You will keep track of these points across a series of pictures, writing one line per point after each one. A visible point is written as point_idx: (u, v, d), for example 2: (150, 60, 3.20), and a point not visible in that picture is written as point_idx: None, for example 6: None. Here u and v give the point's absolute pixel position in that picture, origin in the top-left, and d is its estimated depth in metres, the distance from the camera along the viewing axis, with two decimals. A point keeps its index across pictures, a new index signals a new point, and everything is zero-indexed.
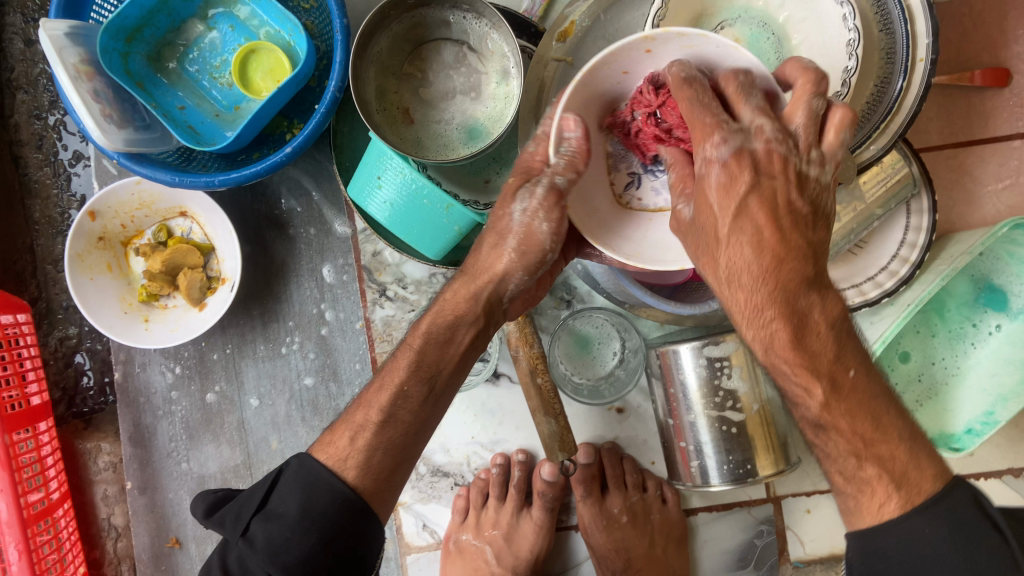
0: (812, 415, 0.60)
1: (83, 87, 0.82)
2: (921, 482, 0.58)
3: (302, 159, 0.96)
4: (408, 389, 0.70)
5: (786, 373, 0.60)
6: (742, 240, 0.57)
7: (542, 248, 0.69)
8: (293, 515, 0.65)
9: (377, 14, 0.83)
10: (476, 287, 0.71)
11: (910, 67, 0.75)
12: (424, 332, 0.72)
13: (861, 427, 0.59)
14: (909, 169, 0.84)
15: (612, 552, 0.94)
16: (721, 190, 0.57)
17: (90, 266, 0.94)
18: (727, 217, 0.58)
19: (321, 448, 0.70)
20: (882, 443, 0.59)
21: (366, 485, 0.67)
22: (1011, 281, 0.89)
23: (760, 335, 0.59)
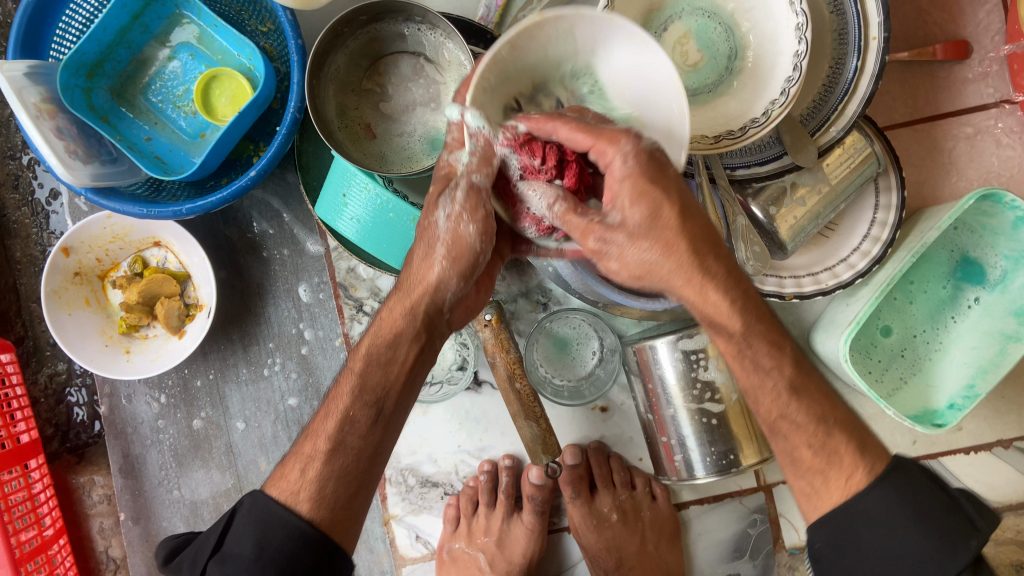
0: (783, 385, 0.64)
1: (45, 125, 0.83)
2: (878, 453, 0.64)
3: (273, 181, 0.97)
4: (354, 414, 0.68)
5: (759, 339, 0.64)
6: (693, 225, 0.60)
7: (472, 251, 0.65)
8: (248, 555, 0.63)
9: (329, 34, 0.84)
10: (413, 301, 0.68)
11: (864, 47, 0.75)
12: (366, 355, 0.69)
13: (821, 394, 0.65)
14: (872, 148, 0.83)
15: (603, 551, 0.95)
16: (649, 184, 0.58)
17: (67, 302, 0.95)
18: (671, 208, 0.59)
19: (274, 482, 0.68)
20: (839, 410, 0.65)
21: (322, 518, 0.65)
22: (987, 253, 0.88)
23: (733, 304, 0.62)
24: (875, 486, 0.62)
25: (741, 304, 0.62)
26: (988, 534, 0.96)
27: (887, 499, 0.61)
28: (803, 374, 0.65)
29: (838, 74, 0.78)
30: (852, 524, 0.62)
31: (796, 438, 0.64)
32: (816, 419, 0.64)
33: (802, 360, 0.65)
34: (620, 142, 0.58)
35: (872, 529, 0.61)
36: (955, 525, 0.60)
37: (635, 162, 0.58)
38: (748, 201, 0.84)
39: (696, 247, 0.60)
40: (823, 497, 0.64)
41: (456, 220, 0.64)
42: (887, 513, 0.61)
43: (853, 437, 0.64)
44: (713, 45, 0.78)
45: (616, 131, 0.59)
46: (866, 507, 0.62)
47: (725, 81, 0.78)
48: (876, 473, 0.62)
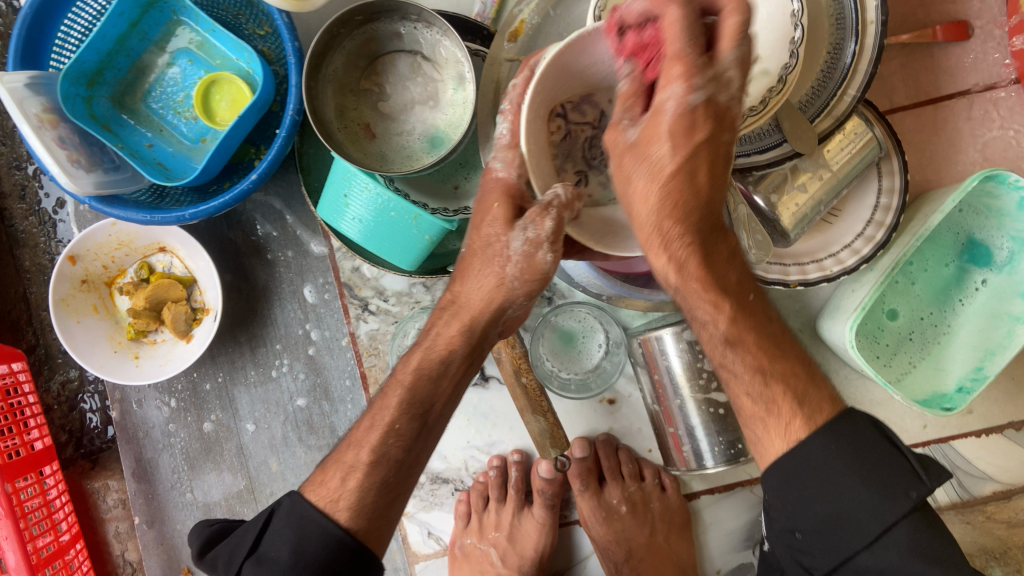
0: (721, 331, 0.65)
1: (48, 135, 0.83)
2: (821, 402, 0.65)
3: (275, 183, 0.97)
4: (399, 428, 0.68)
5: (694, 294, 0.63)
6: (677, 188, 0.57)
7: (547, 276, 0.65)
8: (286, 557, 0.65)
9: (326, 35, 0.84)
10: (471, 317, 0.68)
11: (861, 30, 0.75)
12: (416, 368, 0.69)
13: (760, 347, 0.65)
14: (872, 132, 0.83)
15: (613, 543, 0.95)
16: (671, 133, 0.55)
17: (76, 309, 0.96)
18: (675, 160, 0.56)
19: (312, 487, 0.69)
20: (784, 361, 0.65)
21: (359, 526, 0.67)
22: (993, 234, 0.88)
23: (673, 257, 0.61)
24: (816, 436, 0.63)
25: (686, 258, 0.61)
26: (996, 516, 0.96)
27: (825, 448, 0.62)
28: (741, 327, 0.64)
29: (836, 61, 0.77)
30: (795, 469, 0.63)
31: (739, 390, 0.66)
32: (752, 369, 0.65)
33: (741, 314, 0.64)
34: (685, 82, 0.54)
35: (813, 476, 0.62)
36: (898, 477, 0.61)
37: (673, 112, 0.55)
38: (748, 189, 0.84)
39: (661, 207, 0.58)
40: (767, 442, 0.65)
41: (534, 243, 0.62)
42: (832, 461, 0.62)
43: (792, 390, 0.65)
44: None
45: (693, 66, 0.53)
46: (805, 457, 0.63)
47: None
48: (815, 422, 0.63)
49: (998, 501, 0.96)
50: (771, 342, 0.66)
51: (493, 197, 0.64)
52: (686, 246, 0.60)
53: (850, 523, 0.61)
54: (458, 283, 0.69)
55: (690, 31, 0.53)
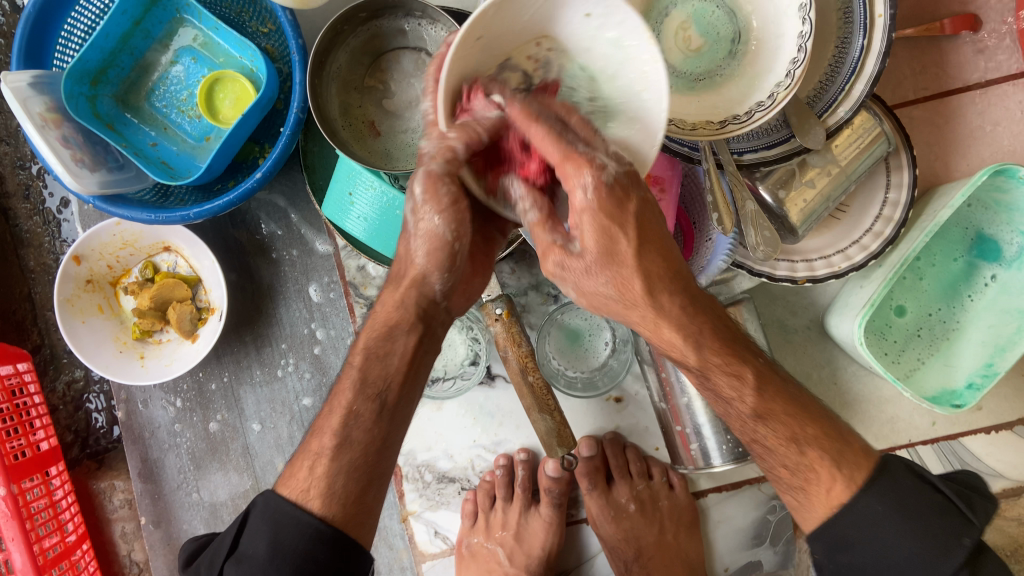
0: (750, 407, 0.66)
1: (51, 134, 0.83)
2: (857, 459, 0.66)
3: (279, 181, 0.97)
4: (356, 408, 0.69)
5: (716, 368, 0.65)
6: (651, 258, 0.60)
7: (446, 242, 0.67)
8: (262, 554, 0.64)
9: (329, 32, 0.83)
10: (403, 293, 0.70)
11: (869, 25, 0.73)
12: (363, 349, 0.71)
13: (788, 413, 0.66)
14: (881, 127, 0.82)
15: (622, 542, 0.95)
16: (607, 219, 0.58)
17: (81, 310, 0.95)
18: (630, 239, 0.59)
19: (285, 481, 0.69)
20: (813, 425, 0.66)
21: (336, 515, 0.66)
22: (1002, 229, 0.87)
23: (690, 334, 0.63)
24: (862, 495, 0.64)
25: (700, 332, 0.63)
26: (1008, 514, 0.96)
27: (874, 509, 0.63)
28: (768, 399, 0.66)
29: (844, 55, 0.76)
30: (842, 532, 0.64)
31: (776, 460, 0.67)
32: (787, 440, 0.66)
33: (764, 382, 0.66)
34: (590, 171, 0.57)
35: (864, 538, 0.64)
36: (947, 524, 0.62)
37: (598, 197, 0.57)
38: (755, 185, 0.84)
39: (651, 281, 0.60)
40: (809, 509, 0.66)
41: (435, 214, 0.65)
42: (880, 522, 0.63)
43: (828, 453, 0.65)
44: (714, 27, 0.78)
45: (586, 157, 0.57)
46: (854, 521, 0.64)
47: (730, 65, 0.77)
48: (856, 482, 0.64)
49: (1008, 499, 0.96)
50: (799, 406, 0.67)
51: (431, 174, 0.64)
52: (690, 316, 0.63)
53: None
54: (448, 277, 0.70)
55: (563, 138, 0.57)
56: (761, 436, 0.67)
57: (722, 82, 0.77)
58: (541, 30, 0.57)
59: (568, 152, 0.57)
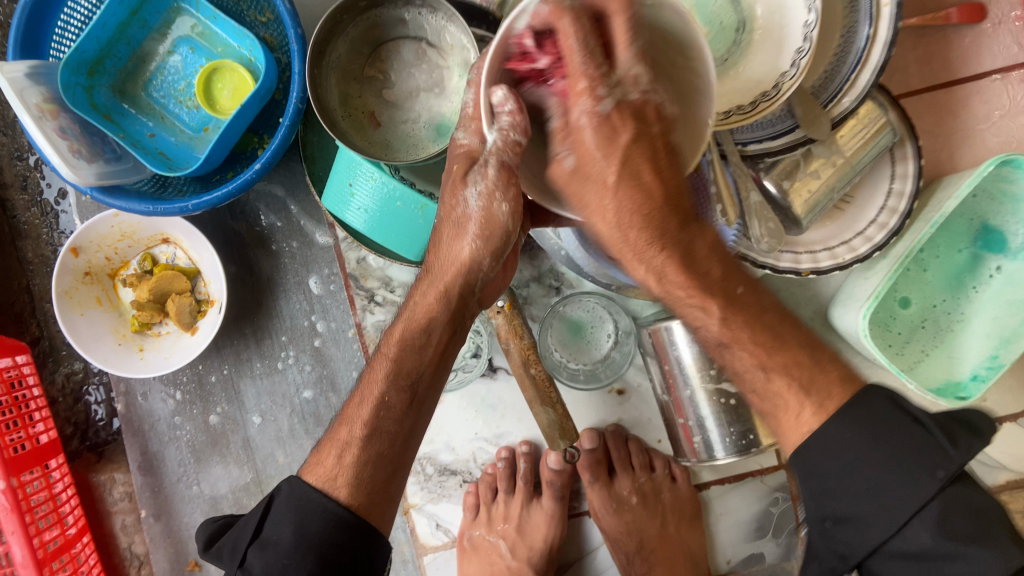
0: (714, 336, 0.61)
1: (48, 126, 0.82)
2: (830, 387, 0.58)
3: (278, 171, 0.96)
4: (389, 399, 0.68)
5: (679, 301, 0.60)
6: (627, 195, 0.57)
7: (505, 229, 0.64)
8: (288, 541, 0.64)
9: (328, 21, 0.82)
10: (445, 284, 0.67)
11: (875, 15, 0.73)
12: (399, 340, 0.69)
13: (763, 335, 0.59)
14: (886, 118, 0.81)
15: (624, 535, 0.94)
16: (598, 146, 0.56)
17: (79, 302, 0.95)
18: (612, 170, 0.56)
19: (309, 468, 0.68)
20: (785, 351, 0.59)
21: (359, 503, 0.65)
22: (1008, 220, 0.86)
23: (651, 268, 0.59)
24: (829, 422, 0.57)
25: (664, 265, 0.59)
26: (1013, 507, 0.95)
27: (840, 431, 0.56)
28: (735, 326, 0.60)
29: (849, 44, 0.75)
30: (813, 458, 0.58)
31: (746, 384, 0.62)
32: (754, 366, 0.60)
33: (732, 307, 0.60)
34: (590, 94, 0.55)
35: (841, 470, 0.56)
36: (924, 454, 0.54)
37: (591, 125, 0.55)
38: (760, 176, 0.83)
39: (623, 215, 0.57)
40: (784, 436, 0.60)
41: (489, 197, 0.61)
42: (850, 446, 0.56)
43: (797, 379, 0.59)
44: (717, 16, 0.77)
45: (591, 81, 0.55)
46: (820, 444, 0.57)
47: (733, 55, 0.76)
48: (825, 411, 0.57)
49: (1013, 491, 0.95)
50: (772, 333, 0.60)
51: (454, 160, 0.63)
52: (658, 251, 0.58)
53: (873, 501, 0.55)
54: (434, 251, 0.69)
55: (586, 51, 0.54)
56: (734, 354, 0.60)
57: (725, 71, 0.76)
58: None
59: (586, 64, 0.55)
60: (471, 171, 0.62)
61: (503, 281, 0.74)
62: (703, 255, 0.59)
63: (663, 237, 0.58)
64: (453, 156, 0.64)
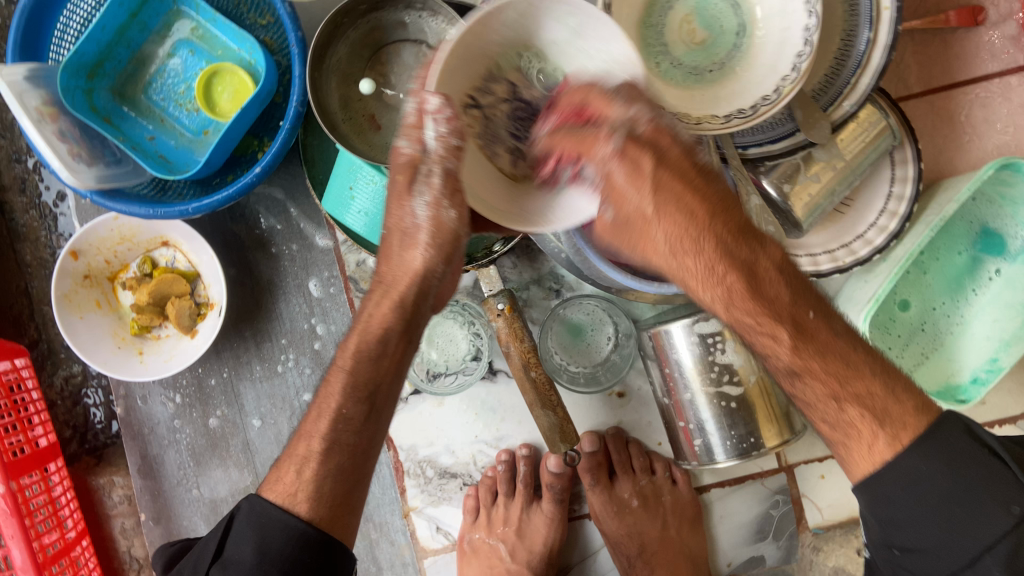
0: (784, 365, 0.61)
1: (48, 129, 0.82)
2: (904, 416, 0.59)
3: (277, 174, 0.96)
4: (347, 412, 0.66)
5: (751, 330, 0.62)
6: (671, 219, 0.61)
7: (454, 233, 0.66)
8: (249, 559, 0.62)
9: (328, 24, 0.82)
10: (400, 293, 0.68)
11: (876, 18, 0.73)
12: (355, 351, 0.68)
13: (831, 368, 0.60)
14: (887, 121, 0.81)
15: (626, 537, 0.95)
16: (636, 184, 0.61)
17: (79, 305, 0.94)
18: (651, 201, 0.60)
19: (269, 486, 0.67)
20: (859, 381, 0.60)
21: (321, 516, 0.64)
22: (1007, 223, 0.86)
23: (716, 295, 0.62)
24: (904, 452, 0.58)
25: (732, 292, 0.61)
26: None
27: (919, 461, 0.57)
28: (805, 356, 0.60)
29: (850, 47, 0.75)
30: (883, 488, 0.58)
31: (816, 416, 0.63)
32: (826, 397, 0.61)
33: (802, 340, 0.60)
34: (611, 137, 0.61)
35: (909, 499, 0.57)
36: (995, 487, 0.55)
37: (617, 166, 0.61)
38: (759, 179, 0.83)
39: (701, 231, 0.60)
40: (853, 464, 0.61)
41: (435, 205, 0.64)
42: (925, 476, 0.57)
43: (870, 410, 0.60)
44: (719, 19, 0.77)
45: (608, 125, 0.61)
46: (894, 475, 0.58)
47: (733, 59, 0.77)
48: (900, 441, 0.58)
49: None
50: (845, 365, 0.60)
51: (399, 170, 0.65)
52: (720, 276, 0.61)
53: (946, 536, 0.56)
54: (383, 263, 0.70)
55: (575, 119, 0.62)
56: (805, 385, 0.61)
57: (724, 75, 0.77)
58: (524, 40, 0.66)
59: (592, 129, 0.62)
60: (416, 180, 0.64)
61: (455, 284, 0.74)
62: (768, 278, 0.61)
63: (727, 260, 0.61)
64: (396, 164, 0.65)
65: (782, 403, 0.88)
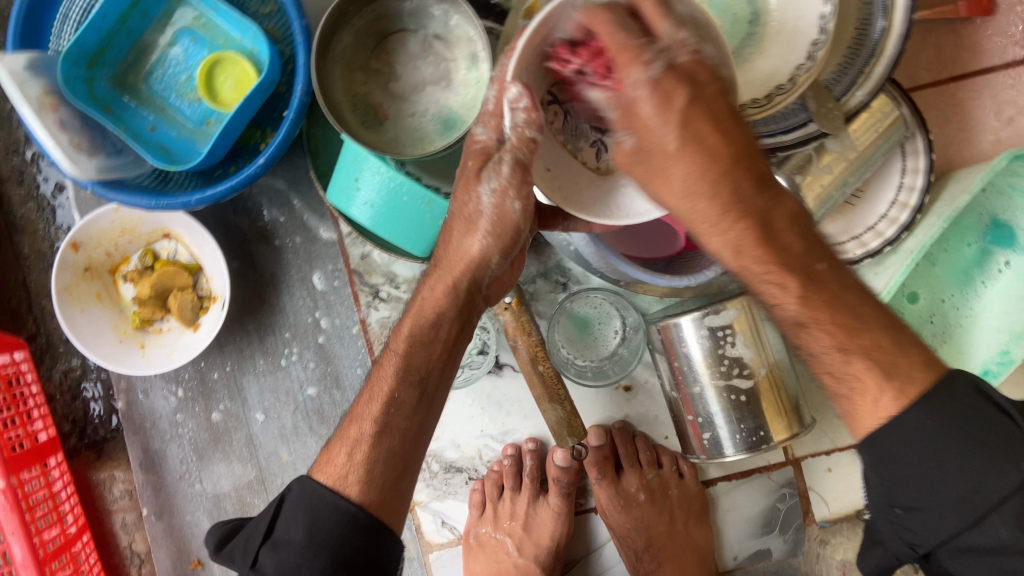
0: (791, 313, 0.57)
1: (48, 119, 0.80)
2: (912, 371, 0.56)
3: (280, 166, 0.95)
4: (398, 395, 0.67)
5: (755, 277, 0.57)
6: (693, 159, 0.53)
7: (517, 225, 0.65)
8: (299, 540, 0.61)
9: (335, 13, 0.82)
10: (454, 278, 0.68)
11: (890, 7, 0.72)
12: (408, 335, 0.69)
13: (881, 333, 0.57)
14: (900, 111, 0.80)
15: (632, 531, 0.95)
16: (657, 115, 0.52)
17: (79, 298, 0.93)
18: (673, 139, 0.53)
19: (319, 469, 0.67)
20: (867, 333, 0.57)
21: (371, 499, 0.64)
22: (1017, 215, 0.86)
23: (727, 241, 0.55)
24: (910, 408, 0.55)
25: (745, 237, 0.55)
26: None
27: (928, 420, 0.54)
28: (816, 306, 0.56)
29: (864, 36, 0.74)
30: (886, 444, 0.56)
31: (820, 367, 0.59)
32: (834, 347, 0.57)
33: (815, 286, 0.56)
34: (642, 67, 0.52)
35: (916, 461, 0.55)
36: (1008, 445, 0.52)
37: (646, 94, 0.52)
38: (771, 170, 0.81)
39: (698, 181, 0.53)
40: (858, 421, 0.58)
41: (501, 194, 0.62)
42: (935, 436, 0.54)
43: (880, 364, 0.56)
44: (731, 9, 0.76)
45: (637, 49, 0.52)
46: (901, 432, 0.55)
47: (745, 49, 0.75)
48: (908, 396, 0.55)
49: None
50: (852, 316, 0.57)
51: (471, 157, 0.63)
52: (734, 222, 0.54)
53: (946, 493, 0.54)
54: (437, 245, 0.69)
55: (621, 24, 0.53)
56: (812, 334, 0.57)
57: (737, 66, 0.75)
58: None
59: (628, 38, 0.52)
60: (485, 168, 0.62)
61: (512, 278, 0.75)
62: (783, 228, 0.56)
63: (741, 208, 0.54)
64: (470, 152, 0.63)
65: (791, 396, 0.87)
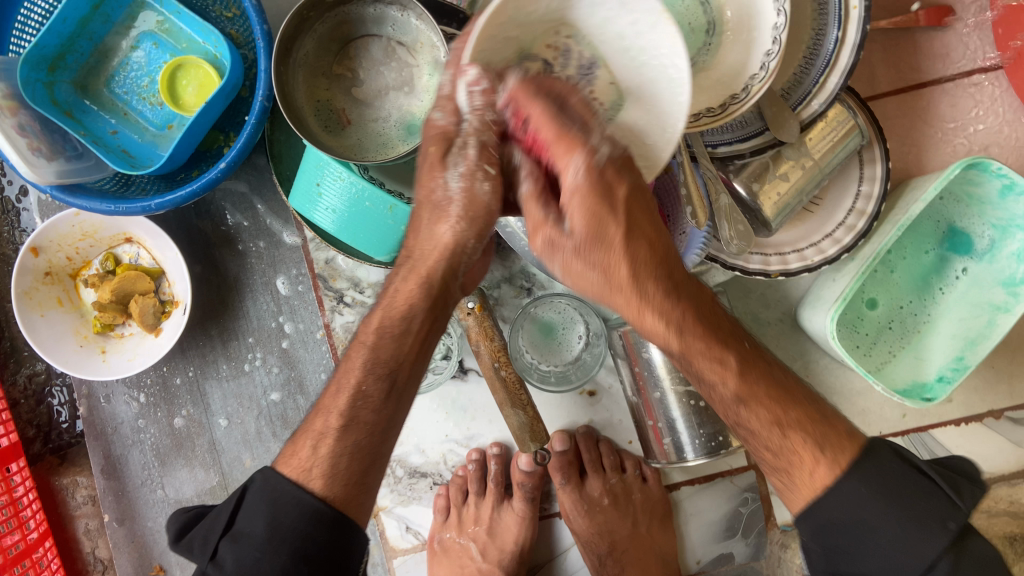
0: (731, 392, 0.65)
1: (7, 123, 0.80)
2: (840, 442, 0.64)
3: (245, 170, 0.94)
4: (366, 389, 0.67)
5: (699, 354, 0.64)
6: (641, 245, 0.59)
7: (487, 210, 0.62)
8: (260, 535, 0.62)
9: (295, 18, 0.81)
10: (428, 267, 0.66)
11: (844, 16, 0.73)
12: (378, 327, 0.68)
13: (772, 399, 0.65)
14: (855, 120, 0.81)
15: (595, 536, 0.95)
16: (596, 202, 0.56)
17: (40, 303, 0.93)
18: (616, 225, 0.57)
19: (285, 460, 0.67)
20: (796, 407, 0.65)
21: (336, 494, 0.65)
22: (974, 222, 0.87)
23: (671, 321, 0.62)
24: (847, 478, 0.62)
25: (682, 318, 0.62)
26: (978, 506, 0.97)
27: (858, 489, 0.62)
28: (751, 382, 0.64)
29: (819, 47, 0.75)
30: (825, 516, 0.63)
31: (758, 443, 0.66)
32: (770, 423, 0.64)
33: (747, 365, 0.65)
34: (579, 153, 0.56)
35: (851, 528, 0.62)
36: (931, 507, 0.61)
37: (585, 181, 0.56)
38: (729, 178, 0.82)
39: (636, 267, 0.58)
40: (794, 492, 0.65)
41: (468, 178, 0.61)
42: (863, 505, 0.61)
43: (812, 424, 0.65)
44: None
45: (579, 139, 0.56)
46: (835, 499, 0.62)
47: (704, 57, 0.75)
48: (840, 464, 0.63)
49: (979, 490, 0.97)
50: (781, 390, 0.65)
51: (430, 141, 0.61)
52: (672, 302, 0.61)
53: (885, 560, 0.61)
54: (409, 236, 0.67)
55: (560, 103, 0.57)
56: (747, 413, 0.65)
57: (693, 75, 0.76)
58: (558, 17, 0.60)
59: (570, 133, 0.56)
60: (449, 153, 0.61)
61: (484, 267, 0.75)
62: (710, 307, 0.66)
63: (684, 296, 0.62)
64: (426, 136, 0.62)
65: None
